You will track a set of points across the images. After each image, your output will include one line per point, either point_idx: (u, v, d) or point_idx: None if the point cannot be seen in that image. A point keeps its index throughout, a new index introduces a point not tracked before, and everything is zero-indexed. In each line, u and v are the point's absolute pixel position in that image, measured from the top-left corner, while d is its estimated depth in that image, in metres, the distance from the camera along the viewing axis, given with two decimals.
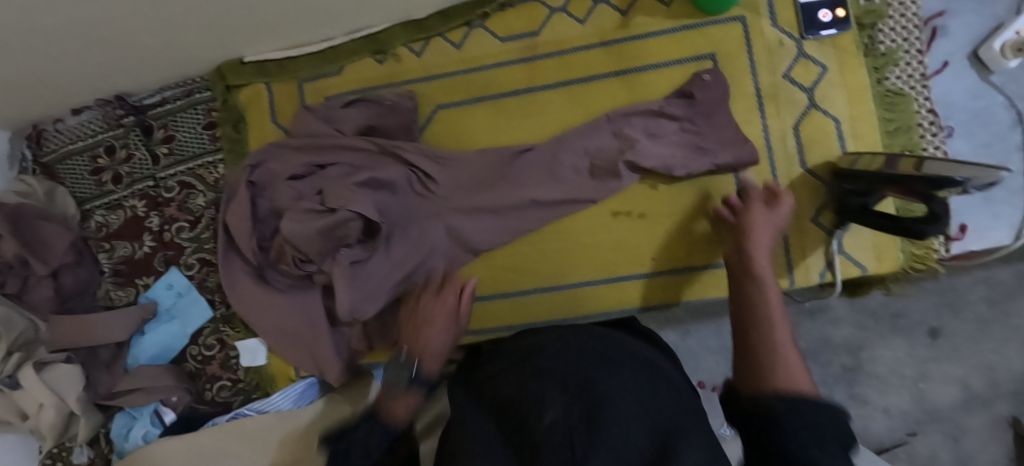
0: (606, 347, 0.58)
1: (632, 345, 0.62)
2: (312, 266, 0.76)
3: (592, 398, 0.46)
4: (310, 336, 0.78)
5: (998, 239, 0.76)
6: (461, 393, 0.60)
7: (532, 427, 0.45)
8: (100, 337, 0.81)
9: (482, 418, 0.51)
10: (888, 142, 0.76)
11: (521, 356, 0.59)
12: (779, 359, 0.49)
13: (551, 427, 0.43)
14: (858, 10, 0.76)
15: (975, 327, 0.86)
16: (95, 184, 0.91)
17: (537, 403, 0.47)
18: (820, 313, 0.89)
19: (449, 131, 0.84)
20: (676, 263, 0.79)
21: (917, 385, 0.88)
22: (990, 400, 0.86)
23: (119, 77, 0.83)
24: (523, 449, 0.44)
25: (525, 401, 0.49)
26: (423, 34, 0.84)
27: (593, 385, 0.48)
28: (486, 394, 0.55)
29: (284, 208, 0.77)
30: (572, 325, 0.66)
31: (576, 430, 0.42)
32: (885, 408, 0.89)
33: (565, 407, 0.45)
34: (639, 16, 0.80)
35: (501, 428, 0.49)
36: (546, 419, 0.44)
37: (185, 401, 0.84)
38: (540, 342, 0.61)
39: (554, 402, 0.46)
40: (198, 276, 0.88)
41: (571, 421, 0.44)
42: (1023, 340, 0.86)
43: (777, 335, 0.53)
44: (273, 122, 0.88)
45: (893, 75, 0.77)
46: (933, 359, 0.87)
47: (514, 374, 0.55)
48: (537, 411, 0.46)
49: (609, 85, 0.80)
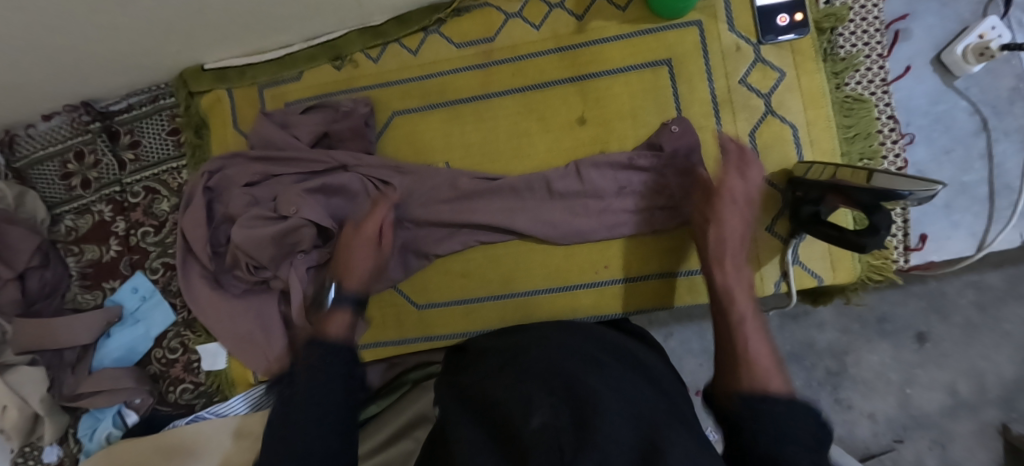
0: (591, 345, 0.62)
1: (617, 343, 0.65)
2: (267, 272, 0.77)
3: (580, 399, 0.48)
4: (265, 341, 0.79)
5: (960, 250, 0.74)
6: (448, 394, 0.61)
7: (517, 427, 0.46)
8: (64, 340, 0.82)
9: (470, 423, 0.51)
10: (847, 149, 0.74)
11: (503, 359, 0.60)
12: (756, 364, 0.52)
13: (539, 430, 0.45)
14: (817, 14, 0.74)
15: (963, 333, 0.84)
16: (64, 188, 0.93)
17: (523, 406, 0.48)
18: (803, 317, 0.88)
19: (406, 138, 0.84)
20: (629, 271, 0.78)
21: (903, 390, 0.86)
22: (977, 406, 0.84)
23: (82, 84, 0.85)
24: (507, 447, 0.46)
25: (507, 405, 0.50)
26: (379, 39, 0.84)
27: (580, 385, 0.51)
28: (472, 396, 0.56)
29: (237, 214, 0.77)
30: (567, 325, 0.68)
31: (565, 432, 0.44)
32: (870, 413, 0.87)
33: (552, 410, 0.47)
34: (595, 20, 0.79)
35: (488, 431, 0.50)
36: (534, 422, 0.46)
37: (148, 403, 0.86)
38: (530, 341, 0.63)
39: (541, 405, 0.48)
40: (162, 280, 0.89)
41: (557, 425, 0.45)
42: (1013, 346, 0.83)
43: (753, 342, 0.55)
44: (234, 128, 0.89)
45: (853, 80, 0.75)
46: (921, 365, 0.85)
47: (501, 377, 0.56)
48: (526, 413, 0.47)
49: (564, 91, 0.80)
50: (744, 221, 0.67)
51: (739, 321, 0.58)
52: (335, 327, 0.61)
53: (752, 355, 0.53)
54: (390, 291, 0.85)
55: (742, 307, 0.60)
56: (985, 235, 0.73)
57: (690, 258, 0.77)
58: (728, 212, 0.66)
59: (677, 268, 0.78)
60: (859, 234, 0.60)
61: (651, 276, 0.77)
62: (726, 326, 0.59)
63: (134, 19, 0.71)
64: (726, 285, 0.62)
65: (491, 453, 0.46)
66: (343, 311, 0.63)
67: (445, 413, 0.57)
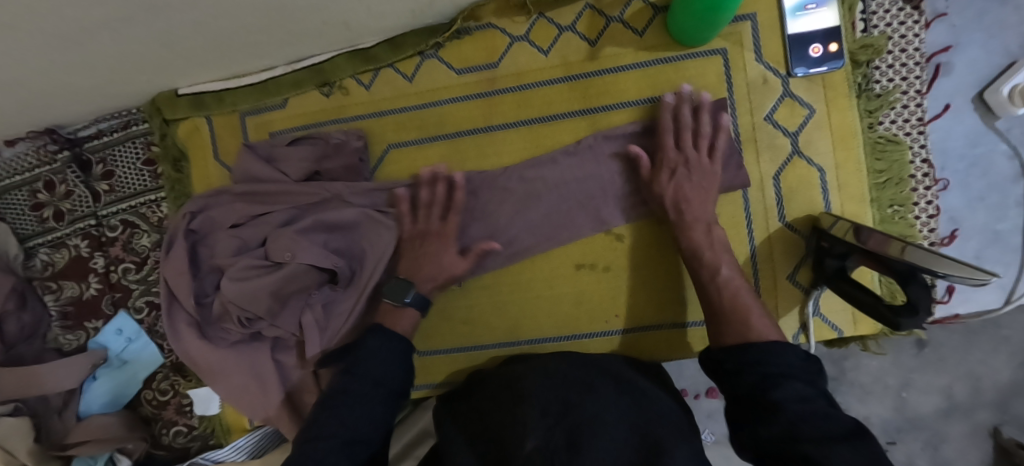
0: (586, 369, 0.65)
1: (613, 365, 0.68)
2: (261, 322, 0.73)
3: (575, 419, 0.55)
4: (260, 388, 0.76)
5: (987, 302, 0.72)
6: (448, 422, 0.65)
7: (513, 452, 0.52)
8: (49, 387, 0.78)
9: (468, 451, 0.56)
10: (876, 195, 0.69)
11: (504, 385, 0.65)
12: (740, 311, 0.58)
13: (531, 453, 0.51)
14: (854, 45, 0.67)
15: (964, 338, 0.75)
16: (36, 220, 0.87)
17: (517, 430, 0.54)
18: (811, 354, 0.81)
19: (404, 172, 0.78)
20: (641, 321, 0.75)
21: (898, 394, 0.77)
22: (971, 409, 0.76)
23: (48, 111, 0.77)
24: None
25: (505, 431, 0.56)
26: (371, 64, 0.76)
27: (577, 409, 0.57)
28: (473, 423, 0.61)
29: (224, 263, 0.72)
30: (566, 355, 0.70)
31: (557, 454, 0.51)
32: (865, 417, 0.78)
33: (547, 431, 0.53)
34: (608, 46, 0.72)
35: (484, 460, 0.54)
36: (528, 445, 0.52)
37: (141, 448, 0.83)
38: (521, 370, 0.67)
39: (536, 427, 0.54)
40: (148, 320, 0.85)
41: (549, 447, 0.51)
42: (1015, 352, 0.75)
43: (733, 291, 0.61)
44: (215, 159, 0.82)
45: (887, 119, 0.70)
46: (918, 369, 0.77)
47: (501, 404, 0.61)
48: (520, 436, 0.53)
49: (573, 123, 0.74)
50: (710, 198, 0.67)
51: (713, 277, 0.63)
52: (403, 326, 0.68)
53: (733, 301, 0.60)
54: None
55: (718, 255, 0.64)
56: (1013, 289, 0.72)
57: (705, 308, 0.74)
58: (693, 191, 0.66)
59: (692, 318, 0.74)
60: (896, 312, 0.56)
61: (666, 326, 0.74)
62: (704, 281, 0.64)
63: (102, 49, 0.64)
64: (695, 250, 0.65)
65: None
66: (411, 307, 0.69)
67: (451, 445, 0.60)
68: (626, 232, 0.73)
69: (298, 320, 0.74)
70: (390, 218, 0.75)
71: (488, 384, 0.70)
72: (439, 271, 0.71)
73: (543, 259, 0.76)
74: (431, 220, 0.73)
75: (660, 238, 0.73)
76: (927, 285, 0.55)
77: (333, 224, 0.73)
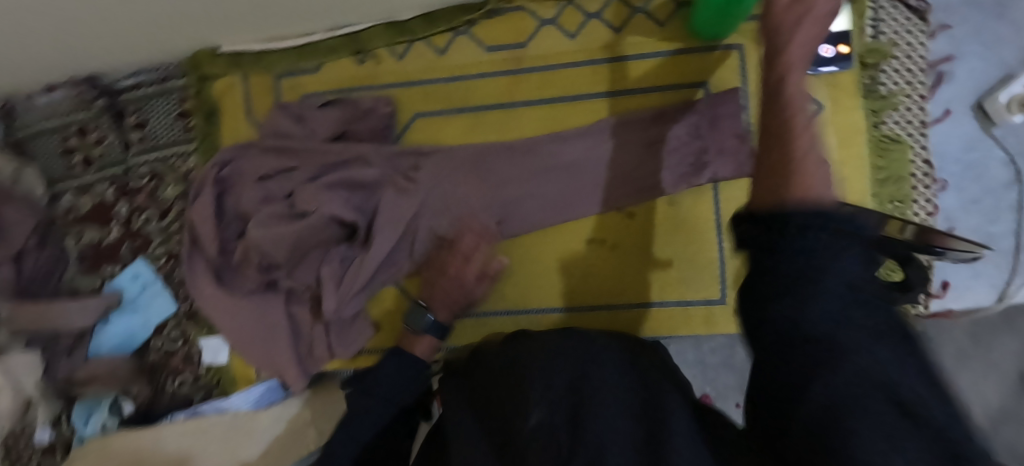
0: (587, 340, 0.62)
1: (615, 340, 0.65)
2: (280, 271, 0.76)
3: (579, 395, 0.52)
4: (268, 339, 0.78)
5: (980, 301, 0.75)
6: (452, 383, 0.63)
7: (515, 428, 0.50)
8: (59, 326, 0.80)
9: (472, 424, 0.54)
10: (878, 190, 0.72)
11: (509, 357, 0.62)
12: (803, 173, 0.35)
13: (535, 428, 0.49)
14: (862, 48, 0.72)
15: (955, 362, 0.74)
16: (64, 165, 0.90)
17: (519, 405, 0.52)
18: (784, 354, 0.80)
19: (428, 140, 0.81)
20: (645, 298, 0.77)
21: None
22: None
23: (94, 59, 0.81)
24: (507, 447, 0.49)
25: (506, 407, 0.54)
26: (405, 36, 0.80)
27: (581, 385, 0.53)
28: (473, 393, 0.59)
29: (250, 212, 0.75)
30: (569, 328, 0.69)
31: (560, 431, 0.48)
32: None
33: (550, 407, 0.51)
34: (632, 35, 0.76)
35: (488, 435, 0.52)
36: (530, 421, 0.50)
37: (144, 395, 0.85)
38: (527, 342, 0.64)
39: (539, 402, 0.52)
40: (165, 268, 0.87)
41: (552, 422, 0.49)
42: None
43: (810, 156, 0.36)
44: (246, 117, 0.85)
45: (891, 119, 0.73)
46: None
47: (503, 378, 0.58)
48: (523, 412, 0.51)
49: (594, 105, 0.77)
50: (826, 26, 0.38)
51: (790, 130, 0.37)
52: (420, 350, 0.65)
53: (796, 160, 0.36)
54: (389, 288, 0.83)
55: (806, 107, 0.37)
56: (1005, 287, 0.74)
57: (709, 289, 0.76)
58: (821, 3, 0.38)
59: (694, 297, 0.76)
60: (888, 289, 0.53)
61: (670, 303, 0.77)
62: (780, 139, 0.37)
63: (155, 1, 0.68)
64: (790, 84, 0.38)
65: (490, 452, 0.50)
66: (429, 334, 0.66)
67: (450, 410, 0.58)
68: (636, 210, 0.77)
69: (315, 273, 0.77)
70: (411, 181, 0.77)
71: (489, 356, 0.66)
72: (453, 295, 0.67)
73: (556, 232, 0.79)
74: (466, 257, 0.68)
75: (670, 218, 0.76)
76: (925, 268, 0.53)
77: (356, 181, 0.76)
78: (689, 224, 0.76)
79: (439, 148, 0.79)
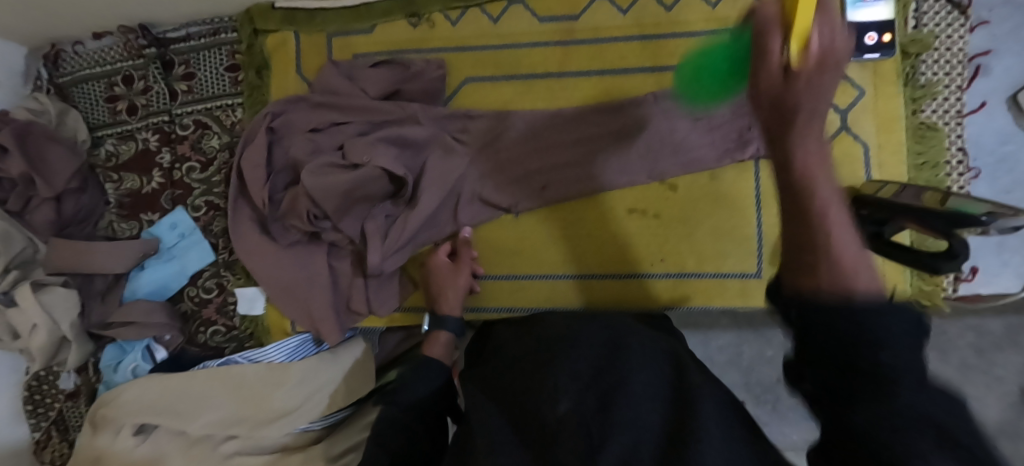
0: (614, 329, 0.55)
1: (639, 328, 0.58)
2: (327, 223, 0.76)
3: (606, 386, 0.45)
4: (308, 291, 0.79)
5: (1008, 288, 0.77)
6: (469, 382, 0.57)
7: (542, 414, 0.44)
8: (98, 267, 0.80)
9: (494, 411, 0.49)
10: (913, 175, 0.75)
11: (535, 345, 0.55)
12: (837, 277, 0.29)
13: (564, 416, 0.43)
14: (905, 38, 0.74)
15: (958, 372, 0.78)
16: (108, 112, 0.90)
17: (546, 391, 0.46)
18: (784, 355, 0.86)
19: (476, 105, 0.83)
20: (683, 268, 0.79)
21: None
22: None
23: (151, 7, 0.82)
24: (532, 437, 0.44)
25: (527, 395, 0.48)
26: (461, 2, 0.82)
27: (613, 370, 0.47)
28: (492, 385, 0.53)
29: (299, 161, 0.76)
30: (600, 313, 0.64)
31: (592, 419, 0.42)
32: None
33: (581, 393, 0.45)
34: (684, 13, 0.78)
35: (512, 422, 0.47)
36: (561, 408, 0.44)
37: (177, 342, 0.85)
38: (553, 326, 0.58)
39: (567, 389, 0.46)
40: (204, 219, 0.87)
41: (582, 411, 0.43)
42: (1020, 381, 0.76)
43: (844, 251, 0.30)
44: (296, 73, 0.86)
45: (929, 108, 0.76)
46: None
47: (523, 370, 0.52)
48: (550, 398, 0.45)
49: (642, 78, 0.79)
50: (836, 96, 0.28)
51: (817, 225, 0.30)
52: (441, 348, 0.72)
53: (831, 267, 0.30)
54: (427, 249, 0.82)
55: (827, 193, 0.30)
56: None
57: (745, 263, 0.78)
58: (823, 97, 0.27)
59: (730, 269, 0.78)
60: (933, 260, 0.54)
61: (706, 274, 0.78)
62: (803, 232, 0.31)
63: None
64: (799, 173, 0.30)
65: (515, 443, 0.44)
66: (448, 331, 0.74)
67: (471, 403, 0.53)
68: (678, 182, 0.78)
69: (359, 226, 0.77)
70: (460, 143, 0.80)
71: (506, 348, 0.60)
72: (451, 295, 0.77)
73: (597, 200, 0.80)
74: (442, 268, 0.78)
75: (712, 192, 0.78)
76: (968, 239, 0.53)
77: (406, 139, 0.77)
78: (731, 196, 0.77)
79: (488, 113, 0.81)
